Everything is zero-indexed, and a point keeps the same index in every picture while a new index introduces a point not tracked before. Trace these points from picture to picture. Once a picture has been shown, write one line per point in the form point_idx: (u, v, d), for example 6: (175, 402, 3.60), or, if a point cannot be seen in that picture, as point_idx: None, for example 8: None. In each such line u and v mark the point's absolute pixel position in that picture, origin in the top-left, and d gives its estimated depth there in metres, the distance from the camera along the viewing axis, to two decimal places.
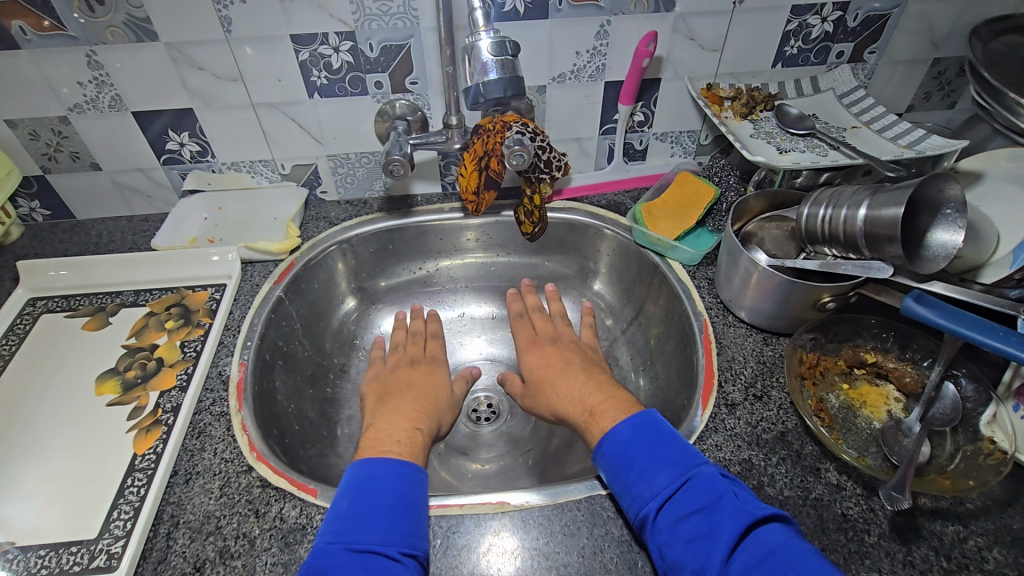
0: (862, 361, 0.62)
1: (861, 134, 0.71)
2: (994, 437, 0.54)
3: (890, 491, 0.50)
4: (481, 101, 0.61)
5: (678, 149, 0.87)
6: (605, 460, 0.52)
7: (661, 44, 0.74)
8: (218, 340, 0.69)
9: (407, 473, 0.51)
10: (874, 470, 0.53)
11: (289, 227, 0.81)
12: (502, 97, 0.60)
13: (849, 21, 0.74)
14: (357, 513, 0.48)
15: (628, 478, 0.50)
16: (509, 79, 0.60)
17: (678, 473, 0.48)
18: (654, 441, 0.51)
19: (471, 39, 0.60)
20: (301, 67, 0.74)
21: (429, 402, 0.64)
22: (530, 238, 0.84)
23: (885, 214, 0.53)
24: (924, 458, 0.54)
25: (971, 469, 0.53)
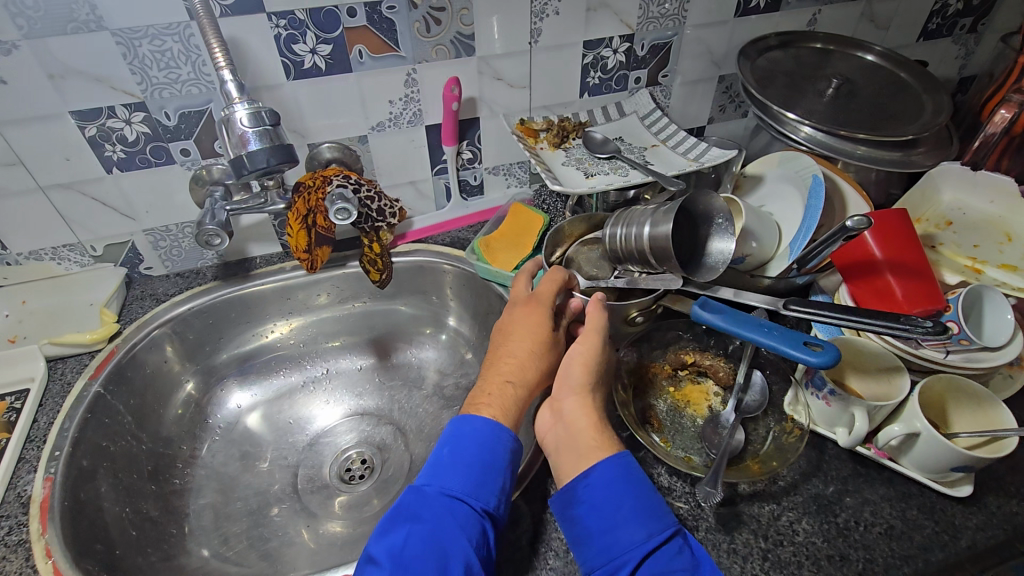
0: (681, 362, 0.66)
1: (659, 153, 0.77)
2: (795, 416, 0.59)
3: (705, 488, 0.53)
4: (246, 171, 0.60)
5: (513, 181, 0.90)
6: (591, 494, 0.48)
7: (470, 85, 0.77)
8: (18, 457, 0.61)
9: (503, 438, 0.51)
10: (693, 468, 0.56)
11: (104, 313, 0.75)
12: (269, 167, 0.59)
13: (638, 50, 0.81)
14: (455, 463, 0.49)
15: (614, 519, 0.46)
16: (274, 149, 0.60)
17: (666, 525, 0.46)
18: (641, 489, 0.48)
19: (226, 112, 0.60)
20: (91, 143, 0.69)
21: (525, 353, 0.57)
22: (381, 284, 0.84)
23: (660, 232, 0.57)
24: (739, 446, 0.58)
25: (778, 449, 0.58)
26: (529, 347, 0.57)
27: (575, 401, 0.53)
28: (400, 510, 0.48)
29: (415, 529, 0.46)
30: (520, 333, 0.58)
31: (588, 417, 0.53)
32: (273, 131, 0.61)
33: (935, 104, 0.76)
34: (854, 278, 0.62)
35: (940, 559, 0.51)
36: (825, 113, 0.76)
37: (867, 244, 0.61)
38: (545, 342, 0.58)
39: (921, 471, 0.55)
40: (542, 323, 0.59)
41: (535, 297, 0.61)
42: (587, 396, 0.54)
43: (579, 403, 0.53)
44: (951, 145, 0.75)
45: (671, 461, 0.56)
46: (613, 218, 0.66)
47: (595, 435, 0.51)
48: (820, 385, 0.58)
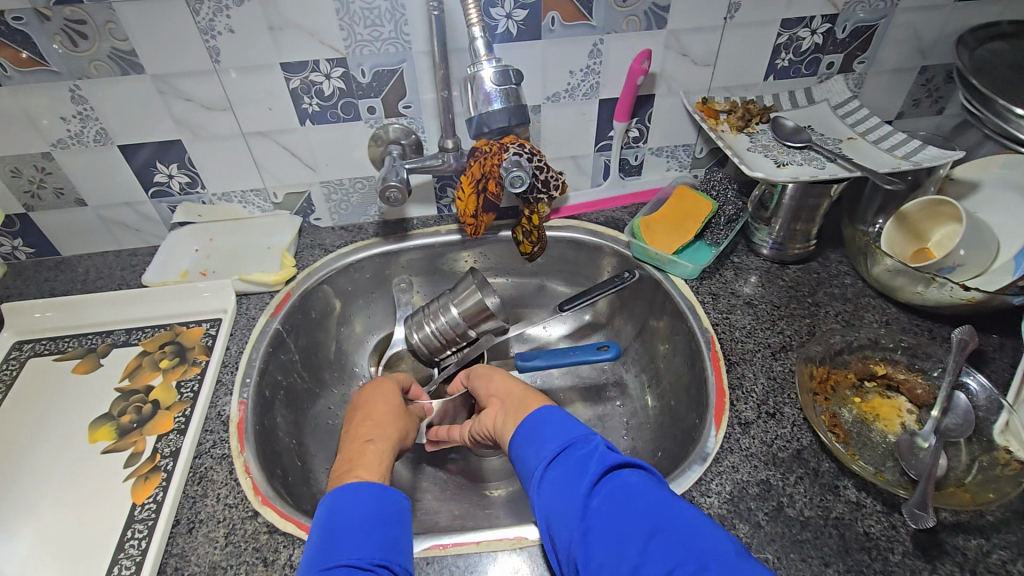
0: (871, 373, 0.62)
1: (857, 146, 0.71)
2: (1010, 446, 0.53)
3: (913, 508, 0.49)
4: (485, 129, 0.64)
5: (673, 163, 0.87)
6: (513, 444, 0.52)
7: (654, 60, 0.74)
8: (216, 379, 0.67)
9: (378, 493, 0.50)
10: (897, 487, 0.52)
11: (284, 257, 0.79)
12: (506, 126, 0.63)
13: (838, 32, 0.74)
14: (330, 536, 0.46)
15: (523, 450, 0.50)
16: (513, 109, 0.63)
17: (561, 437, 0.48)
18: (553, 416, 0.51)
19: (472, 68, 0.61)
20: (292, 95, 0.72)
21: (384, 413, 0.61)
22: (530, 258, 0.84)
23: (469, 304, 0.77)
24: (943, 471, 0.53)
25: (989, 481, 0.52)
26: (382, 412, 0.61)
27: (497, 385, 0.61)
28: None
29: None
30: (360, 407, 0.62)
31: (507, 381, 0.61)
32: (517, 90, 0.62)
33: None
34: None
35: None
36: None
37: None
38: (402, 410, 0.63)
39: None
40: (392, 390, 0.65)
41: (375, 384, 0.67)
42: (508, 380, 0.62)
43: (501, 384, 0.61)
44: None
45: (863, 473, 0.52)
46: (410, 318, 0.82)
47: (521, 393, 0.58)
48: None
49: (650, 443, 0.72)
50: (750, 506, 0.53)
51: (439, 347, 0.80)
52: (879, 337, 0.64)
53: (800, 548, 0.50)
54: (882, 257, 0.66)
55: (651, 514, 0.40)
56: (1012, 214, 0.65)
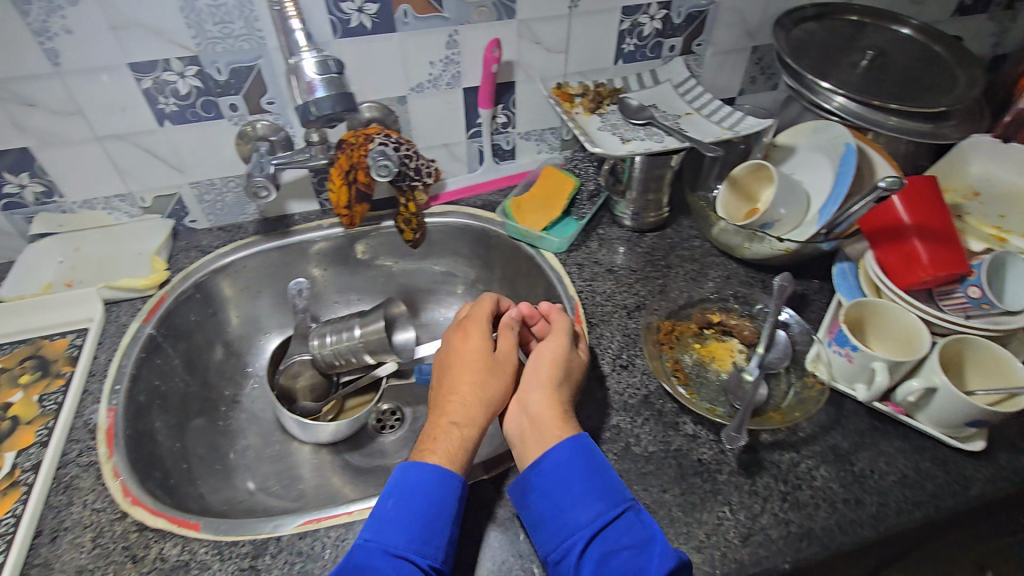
0: (709, 321, 0.70)
1: (693, 120, 0.79)
2: (817, 371, 0.62)
3: (731, 432, 0.55)
4: (313, 117, 0.65)
5: (544, 146, 0.92)
6: (541, 477, 0.53)
7: (509, 49, 0.79)
8: (82, 389, 0.65)
9: (445, 480, 0.52)
10: (718, 417, 0.59)
11: (154, 261, 0.78)
12: (334, 113, 0.65)
13: (674, 18, 0.82)
14: (399, 517, 0.50)
15: (563, 503, 0.51)
16: (338, 95, 0.65)
17: (614, 504, 0.50)
18: (592, 470, 0.52)
19: (295, 59, 0.65)
20: (146, 96, 0.71)
21: (472, 370, 0.58)
22: (413, 244, 0.87)
23: (372, 328, 0.78)
24: (763, 398, 0.61)
25: (799, 402, 0.61)
26: (469, 380, 0.57)
27: (540, 396, 0.57)
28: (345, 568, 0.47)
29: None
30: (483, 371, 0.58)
31: (550, 387, 0.58)
32: (339, 79, 0.65)
33: (968, 77, 0.77)
34: (881, 243, 0.64)
35: (950, 506, 0.54)
36: (857, 85, 0.77)
37: (894, 210, 0.63)
38: (489, 365, 0.59)
39: (936, 427, 0.58)
40: (484, 352, 0.59)
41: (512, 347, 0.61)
42: (552, 390, 0.57)
43: (542, 397, 0.57)
44: (980, 119, 0.75)
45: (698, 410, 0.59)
46: (311, 331, 0.81)
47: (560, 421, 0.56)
48: (843, 342, 0.60)
49: None
50: (602, 448, 0.59)
51: (338, 365, 0.80)
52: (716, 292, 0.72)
53: (643, 478, 0.56)
54: (717, 219, 0.74)
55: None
56: (818, 170, 0.74)
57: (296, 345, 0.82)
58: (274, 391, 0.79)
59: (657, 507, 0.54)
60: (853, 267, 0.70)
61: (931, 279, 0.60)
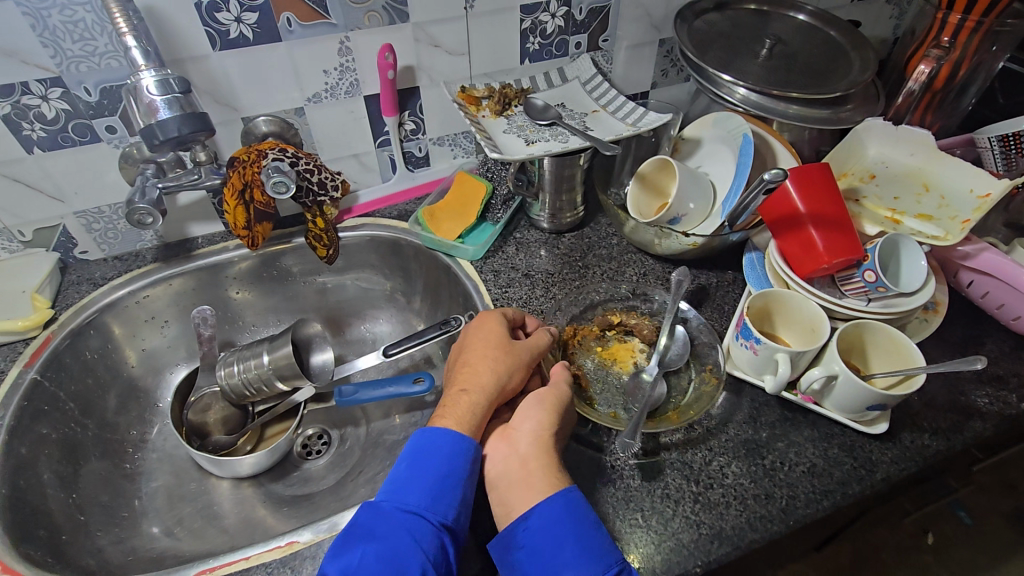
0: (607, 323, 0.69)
1: (599, 118, 0.78)
2: (713, 367, 0.63)
3: (624, 438, 0.54)
4: (159, 141, 0.60)
5: (458, 151, 0.90)
6: (527, 535, 0.47)
7: (406, 53, 0.76)
8: None
9: (462, 447, 0.52)
10: (614, 422, 0.58)
11: (35, 299, 0.72)
12: (181, 135, 0.60)
13: (576, 14, 0.80)
14: (411, 476, 0.50)
15: (551, 564, 0.46)
16: (183, 117, 0.60)
17: (610, 565, 0.46)
18: (586, 527, 0.48)
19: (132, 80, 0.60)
20: (7, 123, 0.66)
21: (489, 347, 0.58)
22: (329, 260, 0.83)
23: (280, 353, 0.74)
24: (662, 398, 0.60)
25: (696, 400, 0.61)
26: (486, 355, 0.57)
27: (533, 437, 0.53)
28: (356, 528, 0.48)
29: (371, 547, 0.46)
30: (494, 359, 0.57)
31: (549, 413, 0.54)
32: (184, 100, 0.62)
33: (863, 61, 0.78)
34: (782, 232, 0.64)
35: (856, 492, 0.55)
36: (759, 74, 0.77)
37: (789, 197, 0.62)
38: (507, 349, 0.58)
39: (841, 411, 0.58)
40: (501, 334, 0.60)
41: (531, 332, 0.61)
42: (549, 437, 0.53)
43: (537, 443, 0.52)
44: (876, 102, 0.77)
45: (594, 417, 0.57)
46: (219, 361, 0.77)
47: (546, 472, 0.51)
48: (747, 334, 0.59)
49: None
50: None
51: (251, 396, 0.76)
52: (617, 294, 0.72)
53: None
54: (627, 217, 0.73)
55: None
56: (722, 161, 0.74)
57: (205, 376, 0.78)
58: (181, 429, 0.74)
59: None
60: (761, 256, 0.71)
61: (828, 267, 0.60)
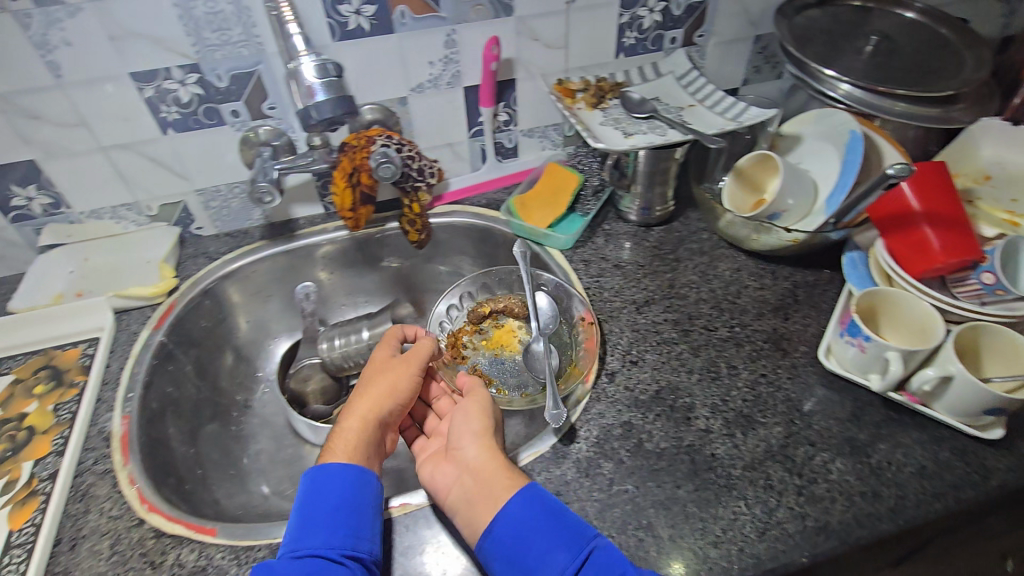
0: (483, 315, 0.78)
1: (696, 112, 0.78)
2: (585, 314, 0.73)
3: (552, 411, 0.60)
4: (315, 121, 0.66)
5: (547, 143, 0.92)
6: (496, 543, 0.49)
7: (509, 46, 0.78)
8: (96, 397, 0.66)
9: (353, 475, 0.54)
10: (530, 402, 0.68)
11: (163, 268, 0.78)
12: (334, 115, 0.65)
13: (674, 10, 0.81)
14: (304, 523, 0.51)
15: (526, 563, 0.48)
16: (337, 98, 0.65)
17: (578, 549, 0.48)
18: (547, 517, 0.50)
19: (294, 62, 0.65)
20: (148, 105, 0.72)
21: (385, 372, 0.62)
22: (418, 246, 0.87)
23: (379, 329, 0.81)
24: (557, 363, 0.69)
25: (583, 348, 0.70)
26: (389, 378, 0.61)
27: (477, 447, 0.56)
28: None
29: None
30: (390, 390, 0.60)
31: (478, 417, 0.59)
32: (338, 82, 0.66)
33: (976, 60, 0.75)
34: (890, 232, 0.64)
35: (969, 497, 0.54)
36: (863, 71, 0.75)
37: (904, 197, 0.62)
38: (410, 363, 0.63)
39: (953, 415, 0.57)
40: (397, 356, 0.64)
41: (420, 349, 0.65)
42: (487, 440, 0.57)
43: (479, 448, 0.56)
44: (990, 102, 0.74)
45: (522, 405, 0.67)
46: (321, 334, 0.83)
47: (494, 473, 0.54)
48: (855, 331, 0.59)
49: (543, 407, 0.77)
50: (614, 445, 0.59)
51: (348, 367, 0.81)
52: (481, 286, 0.82)
53: (655, 475, 0.56)
54: (723, 212, 0.73)
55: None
56: (825, 159, 0.74)
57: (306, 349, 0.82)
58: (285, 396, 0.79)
59: (671, 504, 0.54)
60: (863, 256, 0.69)
61: (943, 267, 0.59)
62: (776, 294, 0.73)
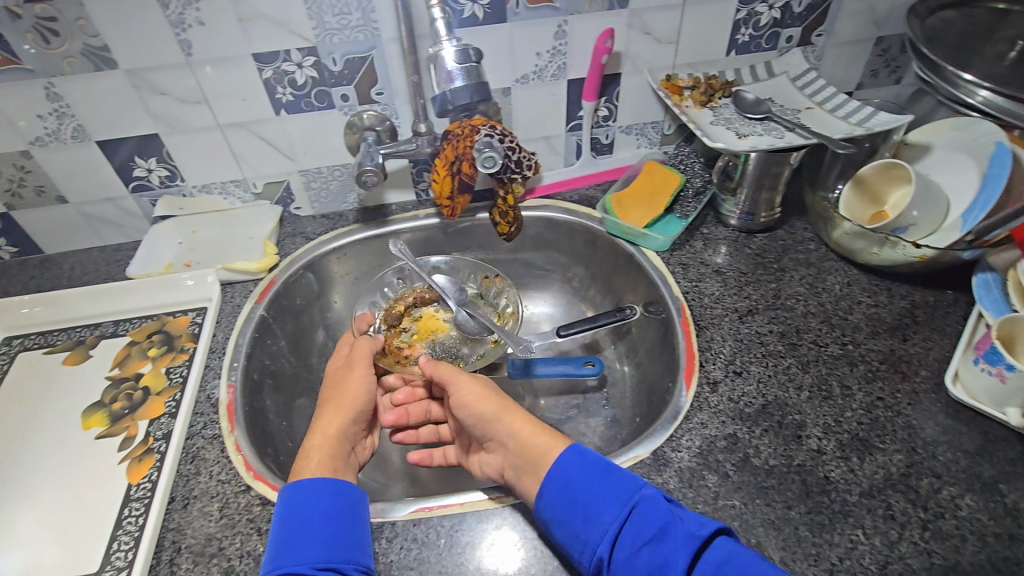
0: (399, 315, 0.82)
1: (815, 115, 0.75)
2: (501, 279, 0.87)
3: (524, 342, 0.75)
4: (449, 107, 0.65)
5: (643, 141, 0.90)
6: (550, 506, 0.51)
7: (619, 40, 0.76)
8: (204, 364, 0.69)
9: (332, 487, 0.54)
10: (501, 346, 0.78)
11: (267, 245, 0.81)
12: (470, 103, 0.65)
13: (794, 6, 0.77)
14: (285, 535, 0.50)
15: (575, 521, 0.49)
16: (475, 86, 0.64)
17: (622, 503, 0.48)
18: (593, 475, 0.51)
19: (435, 48, 0.64)
20: (266, 86, 0.74)
21: (337, 394, 0.64)
22: (507, 238, 0.85)
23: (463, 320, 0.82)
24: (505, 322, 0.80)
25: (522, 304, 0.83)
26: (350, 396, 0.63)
27: (503, 426, 0.57)
28: None
29: None
30: (338, 405, 0.62)
31: (481, 397, 0.60)
32: (477, 69, 0.65)
33: None
34: None
35: None
36: (1005, 78, 0.69)
37: None
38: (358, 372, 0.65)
39: None
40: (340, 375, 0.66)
41: (357, 356, 0.67)
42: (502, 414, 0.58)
43: (507, 426, 0.57)
44: None
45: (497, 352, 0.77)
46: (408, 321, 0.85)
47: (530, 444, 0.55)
48: (994, 359, 0.55)
49: (628, 411, 0.75)
50: (719, 458, 0.57)
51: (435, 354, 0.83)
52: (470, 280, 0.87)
53: (764, 494, 0.54)
54: (840, 220, 0.70)
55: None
56: (960, 170, 0.68)
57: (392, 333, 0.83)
58: None
59: (782, 524, 0.52)
60: (997, 278, 0.64)
61: None
62: (893, 313, 0.68)
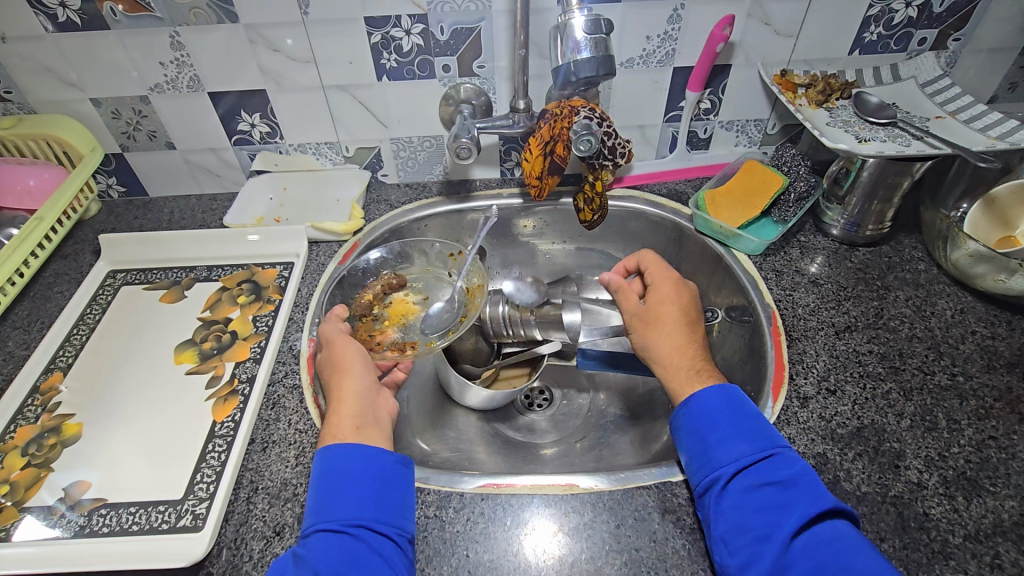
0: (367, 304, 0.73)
1: (947, 125, 0.71)
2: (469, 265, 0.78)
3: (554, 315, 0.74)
4: (571, 79, 0.64)
5: (743, 139, 0.86)
6: (688, 418, 0.54)
7: (736, 28, 0.72)
8: (288, 316, 0.71)
9: (360, 450, 0.52)
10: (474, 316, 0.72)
11: (354, 208, 0.82)
12: (594, 76, 0.63)
13: (935, 5, 0.70)
14: (320, 497, 0.49)
15: (710, 438, 0.52)
16: (602, 59, 0.62)
17: (762, 446, 0.50)
18: (741, 414, 0.53)
19: (564, 17, 0.62)
20: (373, 51, 0.74)
21: (330, 364, 0.60)
22: (589, 226, 0.82)
23: None
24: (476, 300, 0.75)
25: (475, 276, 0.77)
26: (350, 359, 0.59)
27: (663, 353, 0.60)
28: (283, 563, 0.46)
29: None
30: (341, 368, 0.59)
31: (653, 323, 0.63)
32: (606, 42, 0.62)
33: None
34: None
35: None
36: None
37: None
38: (345, 343, 0.61)
39: None
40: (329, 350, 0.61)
41: (326, 337, 0.62)
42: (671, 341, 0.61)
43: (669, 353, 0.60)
44: None
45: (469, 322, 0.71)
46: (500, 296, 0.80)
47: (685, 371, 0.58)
48: None
49: None
50: None
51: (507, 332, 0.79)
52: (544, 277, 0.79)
53: None
54: (965, 240, 0.64)
55: (863, 562, 0.42)
56: None
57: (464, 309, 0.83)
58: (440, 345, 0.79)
59: None
60: None
61: None
62: (1013, 348, 0.62)
